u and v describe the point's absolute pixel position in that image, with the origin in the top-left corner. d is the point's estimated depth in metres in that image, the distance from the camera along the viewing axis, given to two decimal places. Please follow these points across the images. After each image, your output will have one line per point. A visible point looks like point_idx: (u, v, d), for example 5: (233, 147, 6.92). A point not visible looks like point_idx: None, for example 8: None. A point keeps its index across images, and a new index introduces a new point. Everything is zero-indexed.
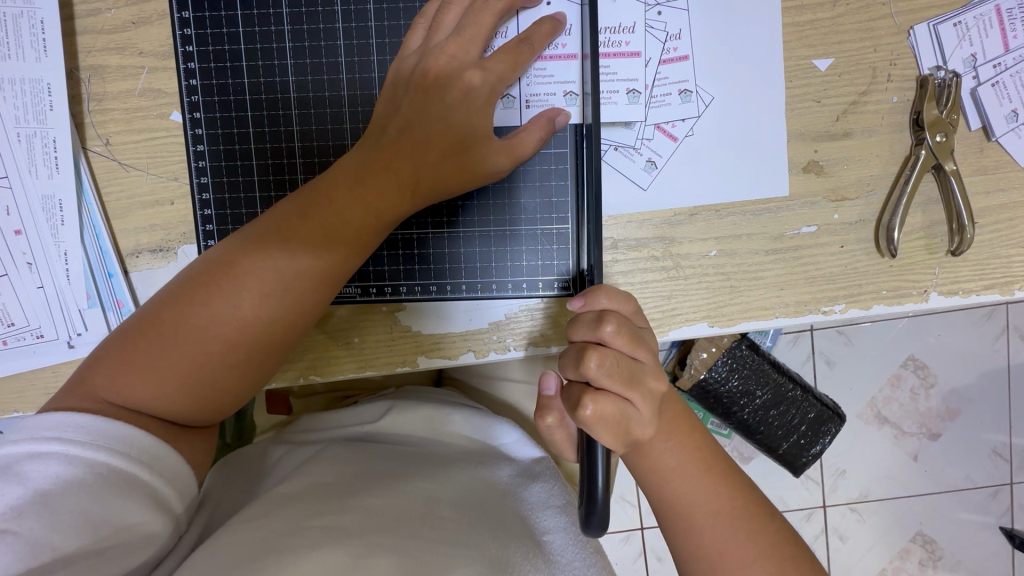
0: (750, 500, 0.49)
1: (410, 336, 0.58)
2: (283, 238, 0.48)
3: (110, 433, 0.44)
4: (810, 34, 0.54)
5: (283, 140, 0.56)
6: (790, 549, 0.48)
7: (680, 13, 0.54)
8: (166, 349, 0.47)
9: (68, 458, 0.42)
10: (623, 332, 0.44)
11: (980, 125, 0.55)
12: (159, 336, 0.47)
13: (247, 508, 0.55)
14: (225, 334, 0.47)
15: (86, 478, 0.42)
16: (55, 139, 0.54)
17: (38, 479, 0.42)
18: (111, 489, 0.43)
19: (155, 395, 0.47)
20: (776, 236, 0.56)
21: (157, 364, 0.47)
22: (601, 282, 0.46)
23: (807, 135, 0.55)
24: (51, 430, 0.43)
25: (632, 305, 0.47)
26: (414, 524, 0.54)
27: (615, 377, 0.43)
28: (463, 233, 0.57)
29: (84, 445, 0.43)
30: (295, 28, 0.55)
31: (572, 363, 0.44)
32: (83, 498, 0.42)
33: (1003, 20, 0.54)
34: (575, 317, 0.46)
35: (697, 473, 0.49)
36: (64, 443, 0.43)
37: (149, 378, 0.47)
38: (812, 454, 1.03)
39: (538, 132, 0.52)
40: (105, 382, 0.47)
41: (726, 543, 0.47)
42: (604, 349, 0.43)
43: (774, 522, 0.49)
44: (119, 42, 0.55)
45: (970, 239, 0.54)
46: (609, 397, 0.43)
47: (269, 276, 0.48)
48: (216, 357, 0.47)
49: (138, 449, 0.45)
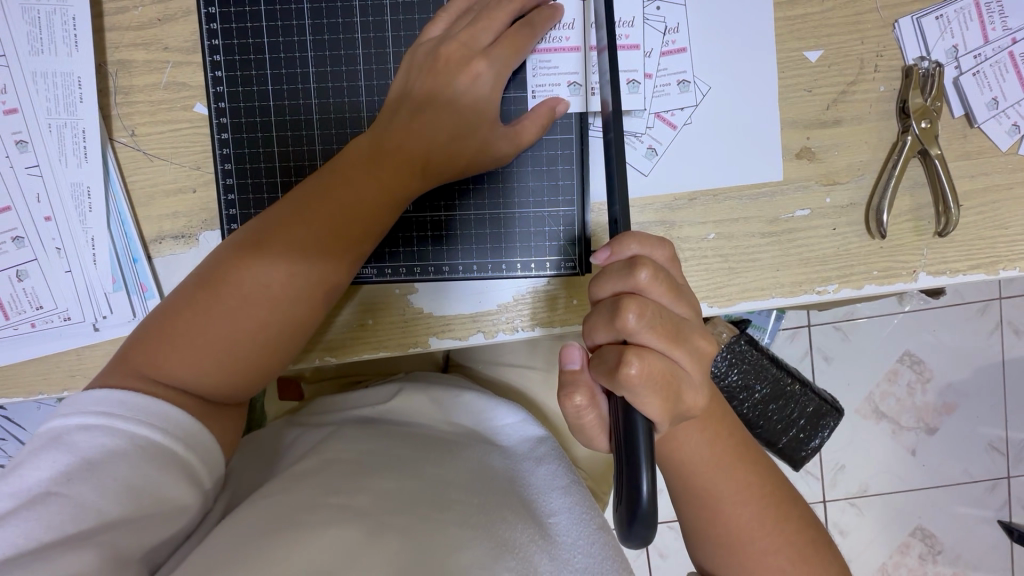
0: (769, 487, 0.52)
1: (423, 318, 0.61)
2: (306, 221, 0.51)
3: (152, 409, 0.46)
4: (801, 28, 0.57)
5: (304, 129, 0.59)
6: (805, 535, 0.52)
7: (678, 8, 0.57)
8: (200, 328, 0.49)
9: (113, 430, 0.45)
10: (661, 280, 0.43)
11: (962, 112, 0.58)
12: (193, 315, 0.50)
13: (265, 487, 0.57)
14: (256, 312, 0.50)
15: (129, 450, 0.45)
16: (84, 130, 0.57)
17: (85, 448, 0.44)
18: (151, 461, 0.45)
19: (191, 371, 0.49)
20: (771, 219, 0.59)
21: (192, 342, 0.49)
22: (629, 231, 0.45)
23: (799, 123, 0.58)
24: (98, 405, 0.46)
25: (666, 250, 0.46)
26: (425, 504, 0.56)
27: (658, 331, 0.42)
28: (474, 216, 0.60)
29: (128, 420, 0.45)
30: (315, 23, 0.58)
31: (606, 320, 0.43)
32: (126, 467, 0.44)
33: (982, 13, 0.57)
34: (602, 271, 0.45)
35: (724, 465, 0.51)
36: (109, 417, 0.45)
37: (185, 356, 0.49)
38: (811, 448, 1.06)
39: (539, 120, 0.55)
40: (144, 360, 0.49)
41: (742, 522, 0.50)
42: (643, 301, 0.42)
43: (794, 510, 0.52)
44: (145, 38, 0.58)
45: (956, 219, 0.56)
46: (654, 355, 0.41)
47: (294, 256, 0.50)
48: (247, 333, 0.50)
49: (176, 425, 0.47)
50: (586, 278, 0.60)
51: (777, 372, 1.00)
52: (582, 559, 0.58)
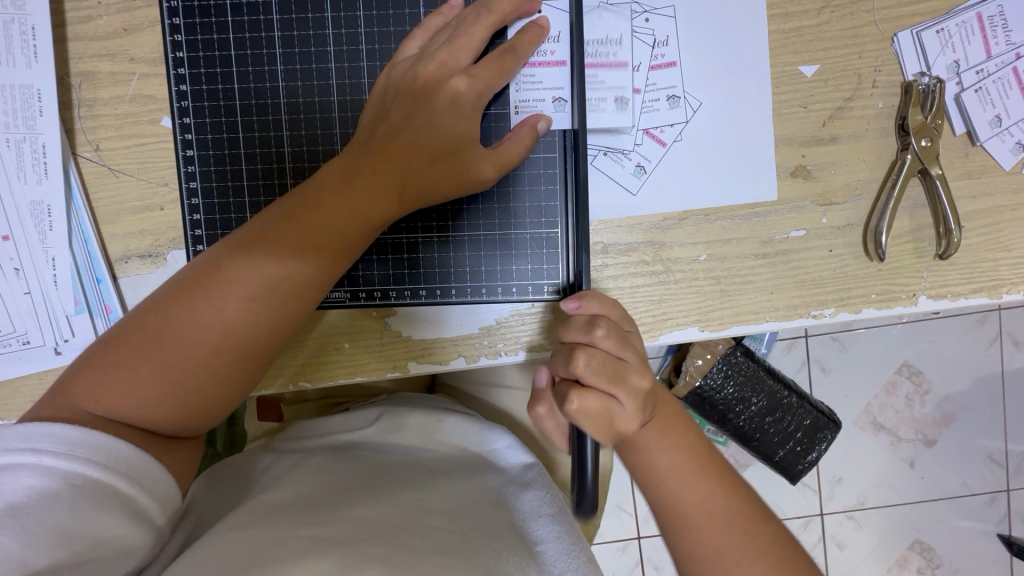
0: (744, 496, 0.49)
1: (402, 342, 0.58)
2: (269, 243, 0.48)
3: (88, 443, 0.44)
4: (796, 41, 0.55)
5: (274, 146, 0.56)
6: (785, 549, 0.48)
7: (667, 20, 0.55)
8: (150, 355, 0.47)
9: (41, 470, 0.42)
10: (615, 336, 0.43)
11: (964, 130, 0.55)
12: (142, 341, 0.47)
13: (234, 515, 0.55)
14: (208, 339, 0.47)
15: (60, 491, 0.42)
16: (45, 145, 0.54)
17: (10, 492, 0.41)
18: (86, 500, 0.42)
19: (143, 401, 0.46)
20: (765, 239, 0.56)
21: (140, 371, 0.46)
22: (594, 287, 0.46)
23: (795, 140, 0.56)
24: (25, 442, 0.43)
25: (622, 310, 0.47)
26: (403, 535, 0.54)
27: (605, 379, 0.42)
28: (454, 238, 0.57)
29: (57, 458, 0.43)
30: (285, 35, 0.56)
31: (562, 363, 0.43)
32: (56, 509, 0.41)
33: (986, 27, 0.55)
34: (566, 319, 0.45)
35: (690, 469, 0.49)
36: (37, 455, 0.42)
37: (131, 384, 0.46)
38: (808, 462, 1.03)
39: (523, 141, 0.52)
40: (88, 389, 0.46)
41: (713, 529, 0.48)
42: (594, 350, 0.42)
43: (772, 522, 0.49)
44: (110, 48, 0.56)
45: (957, 242, 0.54)
46: (596, 397, 0.41)
47: (254, 279, 0.47)
48: (199, 362, 0.47)
49: (116, 459, 0.44)
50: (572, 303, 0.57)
51: (773, 385, 0.97)
52: None
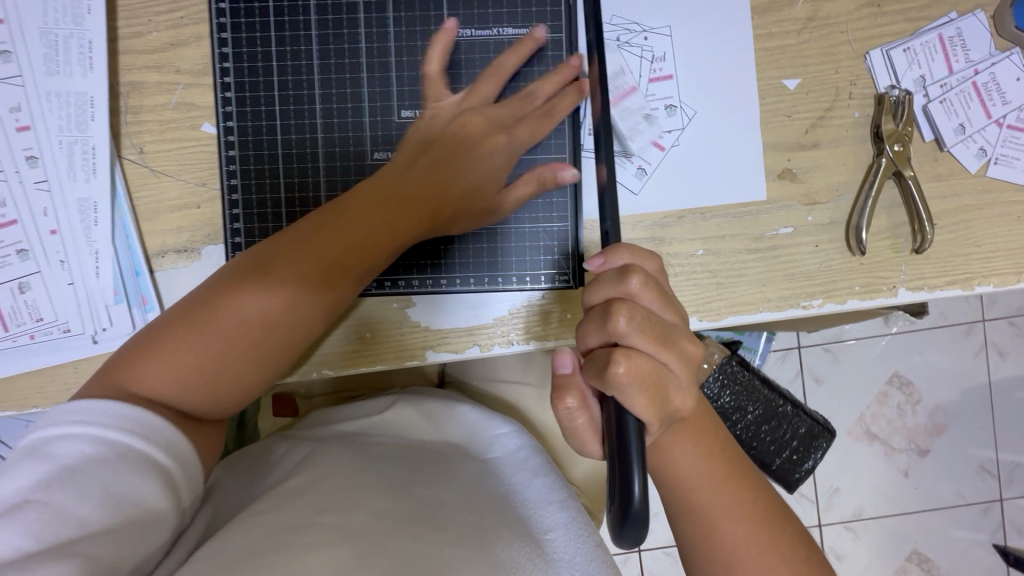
0: (765, 503, 0.52)
1: (419, 330, 0.62)
2: (308, 249, 0.53)
3: (133, 417, 0.46)
4: (779, 58, 0.61)
5: (308, 148, 0.61)
6: (800, 555, 0.51)
7: (664, 39, 0.61)
8: (194, 343, 0.50)
9: (93, 438, 0.45)
10: (651, 288, 0.41)
11: (932, 136, 0.61)
12: (189, 330, 0.50)
13: (258, 501, 0.58)
14: (249, 332, 0.51)
15: (107, 457, 0.44)
16: (94, 147, 0.59)
17: (64, 456, 0.44)
18: (130, 466, 0.45)
19: (183, 384, 0.50)
20: (756, 236, 0.61)
21: (183, 358, 0.50)
22: (624, 241, 0.44)
23: (781, 145, 0.61)
24: (77, 415, 0.46)
25: (655, 262, 0.45)
26: (418, 524, 0.56)
27: (646, 334, 0.40)
28: (472, 232, 0.61)
29: (105, 429, 0.45)
30: (323, 48, 0.61)
31: (597, 323, 0.41)
32: (104, 473, 0.44)
33: (946, 46, 0.61)
34: (594, 277, 0.43)
35: (716, 477, 0.51)
36: (88, 425, 0.45)
37: (174, 370, 0.50)
38: (805, 470, 1.06)
39: (527, 188, 0.58)
40: (131, 370, 0.49)
41: (736, 538, 0.50)
42: (632, 304, 0.40)
43: (789, 529, 0.52)
44: (157, 61, 0.61)
45: (930, 237, 0.59)
46: (640, 355, 0.39)
47: (294, 283, 0.52)
48: (238, 353, 0.51)
49: (158, 434, 0.47)
50: (579, 291, 0.61)
51: (769, 394, 1.01)
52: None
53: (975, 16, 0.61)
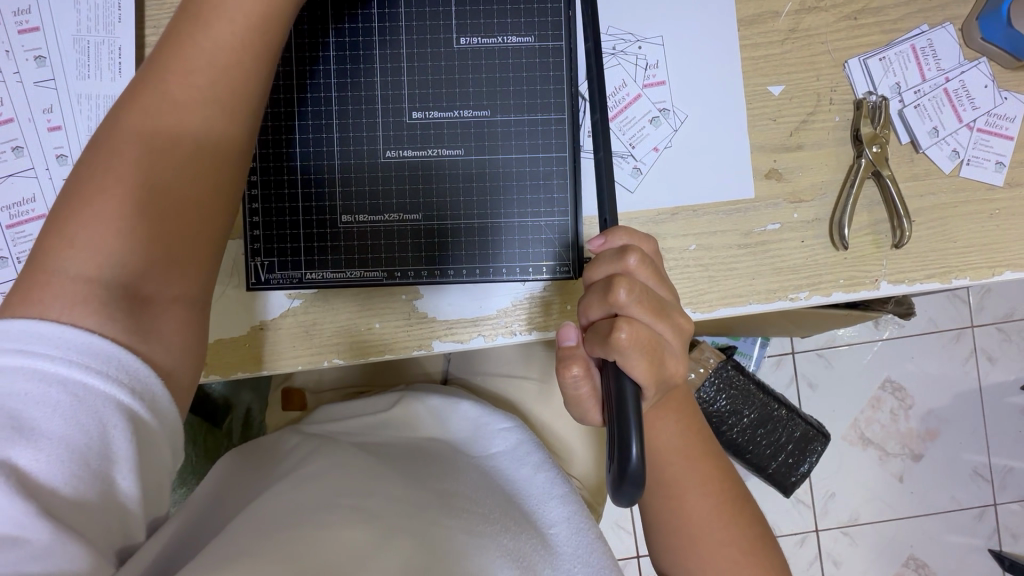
0: (732, 484, 0.56)
1: (426, 323, 0.65)
2: (192, 80, 0.47)
3: (86, 347, 0.40)
4: (764, 66, 0.66)
5: (324, 147, 0.64)
6: (757, 529, 0.55)
7: (657, 48, 0.65)
8: (120, 204, 0.44)
9: (40, 376, 0.38)
10: (646, 265, 0.45)
11: (909, 139, 0.65)
12: (100, 197, 0.44)
13: (272, 487, 0.60)
14: (184, 173, 0.47)
15: (57, 398, 0.38)
16: None
17: (7, 399, 0.37)
18: (90, 415, 0.39)
19: (116, 277, 0.43)
20: (746, 232, 0.65)
21: (109, 229, 0.43)
22: (620, 224, 0.47)
23: (767, 147, 0.65)
24: (8, 345, 0.38)
25: (649, 244, 0.49)
26: (432, 511, 0.58)
27: (645, 306, 0.43)
28: (477, 225, 0.65)
29: (56, 360, 0.39)
30: (338, 53, 0.64)
31: (600, 296, 0.44)
32: (62, 422, 0.38)
33: (919, 56, 0.66)
34: (594, 257, 0.46)
35: (693, 456, 0.55)
36: (31, 359, 0.38)
37: (103, 242, 0.43)
38: (802, 474, 1.09)
39: None
40: (53, 274, 0.42)
41: (700, 513, 0.54)
42: (631, 279, 0.44)
43: (749, 508, 0.56)
44: None
45: (909, 232, 0.63)
46: (640, 323, 0.42)
47: (190, 104, 0.47)
48: (188, 201, 0.46)
49: (120, 375, 0.40)
50: (580, 284, 0.64)
51: (765, 399, 1.03)
52: (581, 569, 0.63)
53: (945, 28, 0.66)
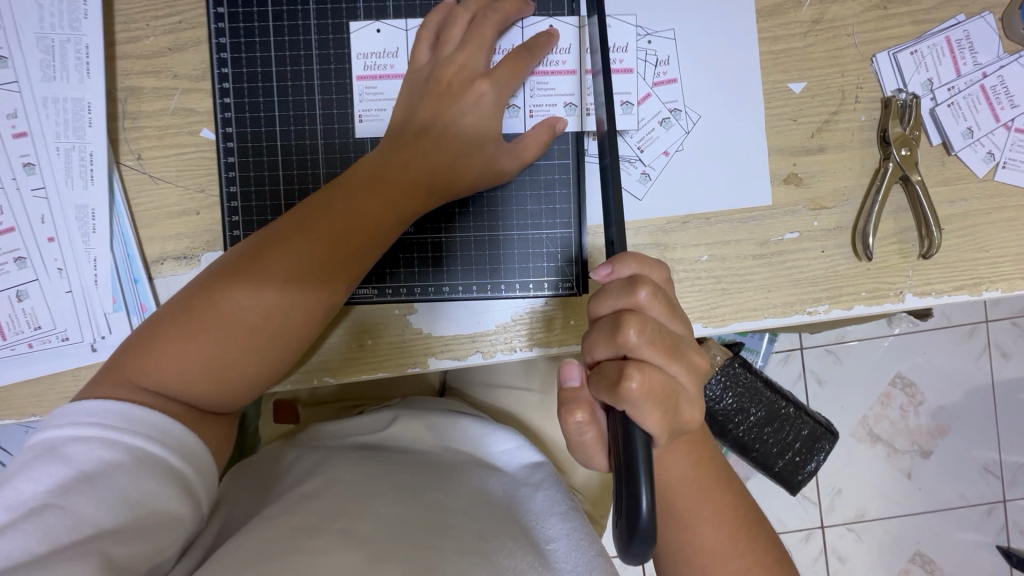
0: (747, 510, 0.53)
1: (421, 338, 0.61)
2: (306, 234, 0.52)
3: (146, 420, 0.46)
4: (784, 61, 0.61)
5: (309, 154, 0.60)
6: (775, 555, 0.52)
7: (668, 42, 0.60)
8: (194, 333, 0.49)
9: (110, 442, 0.44)
10: (660, 298, 0.41)
11: (940, 140, 0.60)
12: (190, 323, 0.50)
13: (263, 511, 0.57)
14: (247, 321, 0.50)
15: (122, 461, 0.44)
16: (92, 153, 0.58)
17: (81, 461, 0.43)
18: (148, 471, 0.44)
19: (180, 392, 0.49)
20: (762, 242, 0.61)
21: (182, 351, 0.49)
22: (628, 250, 0.43)
23: (786, 150, 0.61)
24: (95, 417, 0.45)
25: (663, 272, 0.44)
26: (427, 531, 0.55)
27: (658, 348, 0.39)
28: (473, 238, 0.61)
29: (124, 431, 0.45)
30: (322, 53, 0.60)
31: (607, 336, 0.40)
32: (122, 478, 0.43)
33: (954, 48, 0.61)
34: (599, 288, 0.42)
35: (704, 486, 0.52)
36: (103, 429, 0.45)
37: (175, 362, 0.49)
38: (808, 471, 1.04)
39: (539, 48, 0.58)
40: (135, 368, 0.49)
41: (716, 543, 0.51)
42: (643, 316, 0.40)
43: (765, 534, 0.52)
44: (155, 66, 0.60)
45: (938, 242, 0.58)
46: (654, 369, 0.39)
47: (290, 265, 0.51)
48: (239, 348, 0.50)
49: (172, 437, 0.47)
50: (583, 299, 0.61)
51: (770, 396, 0.99)
52: None
53: (984, 18, 0.60)
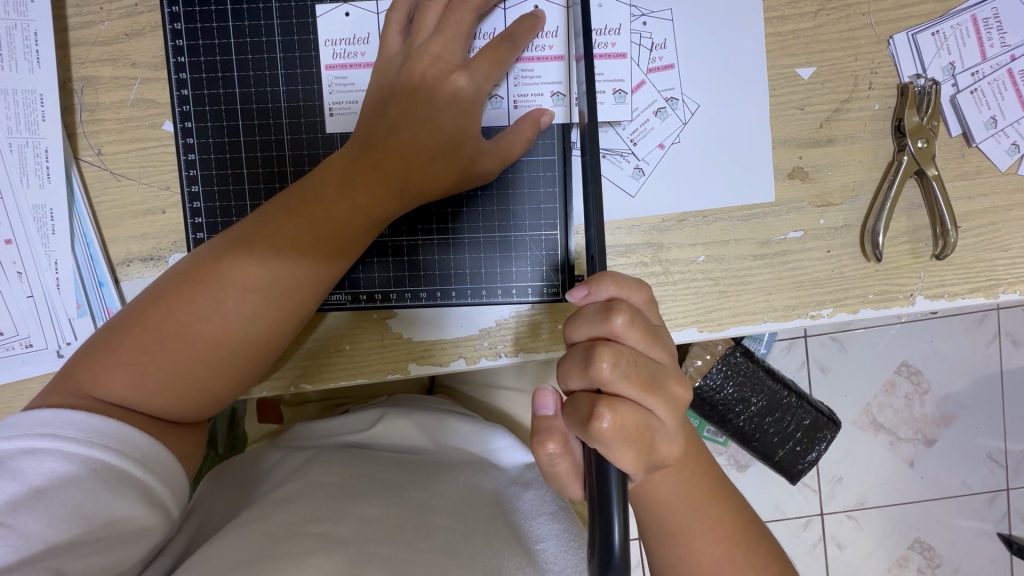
0: (744, 524, 0.50)
1: (401, 342, 0.58)
2: (271, 239, 0.49)
3: (103, 430, 0.44)
4: (792, 43, 0.55)
5: (274, 151, 0.57)
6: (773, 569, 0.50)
7: (665, 23, 0.55)
8: (153, 342, 0.47)
9: (63, 455, 0.42)
10: (638, 325, 0.39)
11: (960, 131, 0.56)
12: (147, 331, 0.47)
13: (241, 514, 0.55)
14: (209, 330, 0.48)
15: (76, 475, 0.42)
16: (47, 149, 0.55)
17: (33, 475, 0.41)
18: (105, 485, 0.42)
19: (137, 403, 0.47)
20: (763, 241, 0.57)
21: (140, 360, 0.47)
22: (606, 270, 0.41)
23: (792, 141, 0.56)
24: (48, 428, 0.43)
25: (644, 293, 0.42)
26: (409, 533, 0.53)
27: (633, 381, 0.37)
28: (453, 240, 0.57)
29: (78, 443, 0.43)
30: (285, 39, 0.56)
31: (579, 366, 0.38)
32: (75, 493, 0.41)
33: (980, 29, 0.55)
34: (576, 311, 0.41)
35: (699, 500, 0.49)
36: (57, 440, 0.43)
37: (133, 374, 0.46)
38: (808, 462, 1.01)
39: (523, 33, 0.53)
40: (90, 378, 0.46)
41: (711, 559, 0.48)
42: (619, 347, 0.38)
43: (762, 548, 0.50)
44: (112, 53, 0.56)
45: (954, 243, 0.54)
46: (628, 407, 0.37)
47: (254, 272, 0.48)
48: (200, 359, 0.48)
49: (132, 447, 0.44)
50: (570, 303, 0.57)
51: (772, 385, 0.96)
52: None
53: None
